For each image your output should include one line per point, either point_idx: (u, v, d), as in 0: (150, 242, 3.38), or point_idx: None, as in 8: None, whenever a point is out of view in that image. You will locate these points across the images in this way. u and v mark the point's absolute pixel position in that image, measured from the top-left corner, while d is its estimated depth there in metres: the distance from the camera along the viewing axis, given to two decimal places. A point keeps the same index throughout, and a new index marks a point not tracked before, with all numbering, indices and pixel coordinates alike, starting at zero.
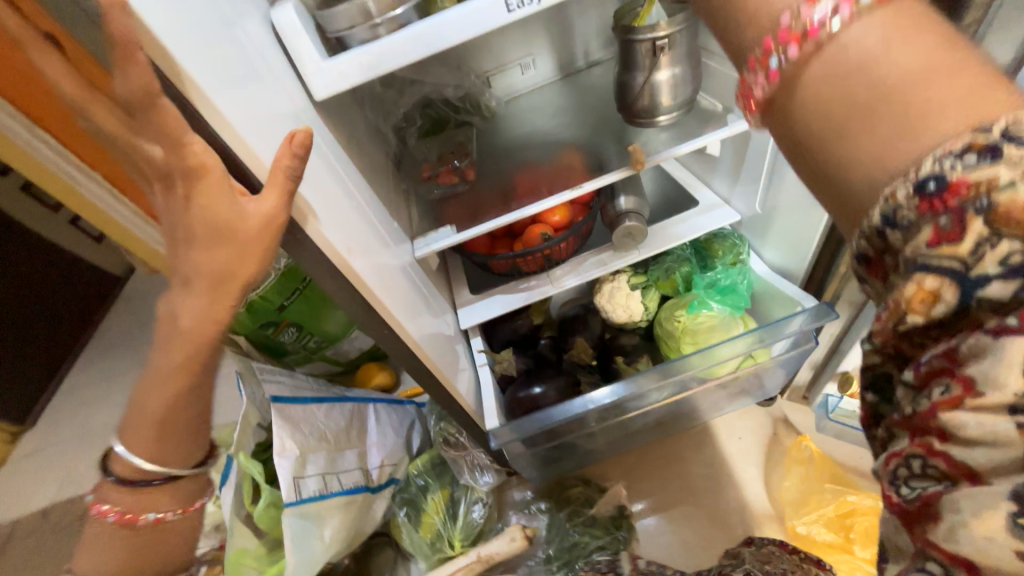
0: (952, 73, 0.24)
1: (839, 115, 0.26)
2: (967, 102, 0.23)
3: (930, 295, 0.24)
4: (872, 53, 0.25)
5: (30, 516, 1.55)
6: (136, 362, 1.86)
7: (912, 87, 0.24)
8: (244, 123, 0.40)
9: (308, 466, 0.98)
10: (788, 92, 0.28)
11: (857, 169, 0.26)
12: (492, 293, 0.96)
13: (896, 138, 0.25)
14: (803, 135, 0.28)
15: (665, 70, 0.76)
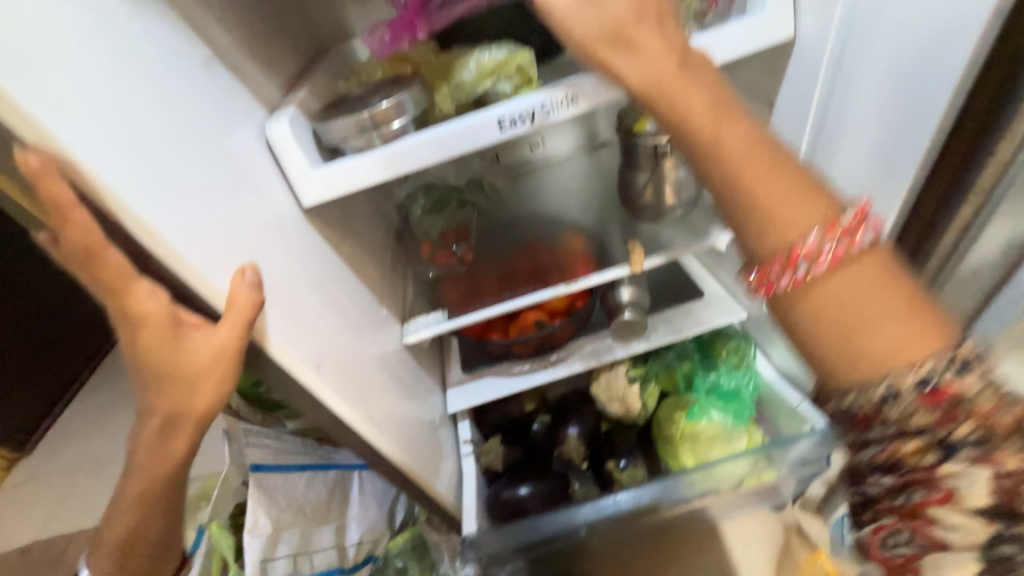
0: (916, 309, 0.34)
1: (850, 324, 0.34)
2: (928, 335, 0.34)
3: (920, 448, 0.37)
4: (869, 284, 0.34)
5: (7, 553, 1.54)
6: None
7: (898, 316, 0.34)
8: (211, 254, 0.39)
9: (280, 546, 0.93)
10: (810, 296, 0.35)
11: (861, 369, 0.35)
12: (484, 373, 0.93)
13: (890, 348, 0.34)
14: (820, 331, 0.35)
15: (668, 171, 0.75)
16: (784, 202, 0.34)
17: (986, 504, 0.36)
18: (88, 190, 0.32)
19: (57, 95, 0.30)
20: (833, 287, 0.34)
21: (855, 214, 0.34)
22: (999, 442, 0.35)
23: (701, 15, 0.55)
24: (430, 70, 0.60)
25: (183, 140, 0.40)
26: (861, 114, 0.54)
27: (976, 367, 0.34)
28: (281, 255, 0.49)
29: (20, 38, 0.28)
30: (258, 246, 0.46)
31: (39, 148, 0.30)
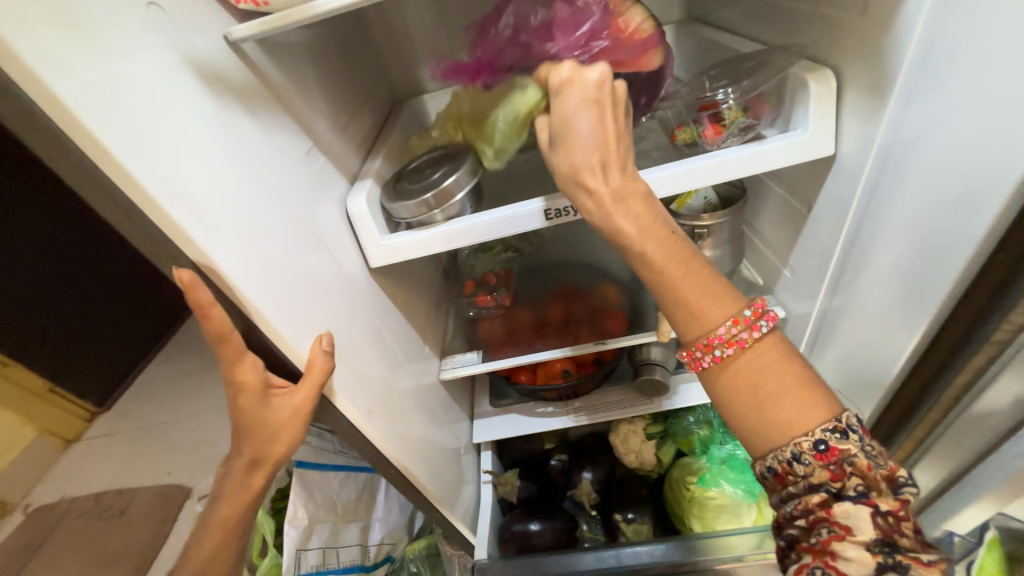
0: (807, 387, 0.45)
1: (758, 395, 0.45)
2: (820, 407, 0.44)
3: (820, 483, 0.44)
4: (771, 366, 0.46)
5: (80, 499, 1.77)
6: (202, 370, 2.10)
7: (793, 390, 0.45)
8: (297, 327, 0.48)
9: (313, 537, 1.01)
10: (725, 369, 0.46)
11: (773, 432, 0.45)
12: (511, 408, 1.00)
13: (789, 414, 0.44)
14: (737, 399, 0.46)
15: (706, 251, 0.78)
16: (705, 301, 0.46)
17: (879, 564, 0.40)
18: (225, 290, 0.41)
19: (202, 218, 0.39)
20: (741, 363, 0.46)
21: (753, 309, 0.45)
22: (887, 501, 0.42)
23: (746, 129, 0.59)
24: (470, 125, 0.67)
25: (284, 228, 0.49)
26: (889, 245, 0.55)
27: (860, 434, 0.44)
28: (348, 314, 0.59)
29: (179, 178, 0.38)
30: (331, 311, 0.55)
31: (196, 263, 0.39)
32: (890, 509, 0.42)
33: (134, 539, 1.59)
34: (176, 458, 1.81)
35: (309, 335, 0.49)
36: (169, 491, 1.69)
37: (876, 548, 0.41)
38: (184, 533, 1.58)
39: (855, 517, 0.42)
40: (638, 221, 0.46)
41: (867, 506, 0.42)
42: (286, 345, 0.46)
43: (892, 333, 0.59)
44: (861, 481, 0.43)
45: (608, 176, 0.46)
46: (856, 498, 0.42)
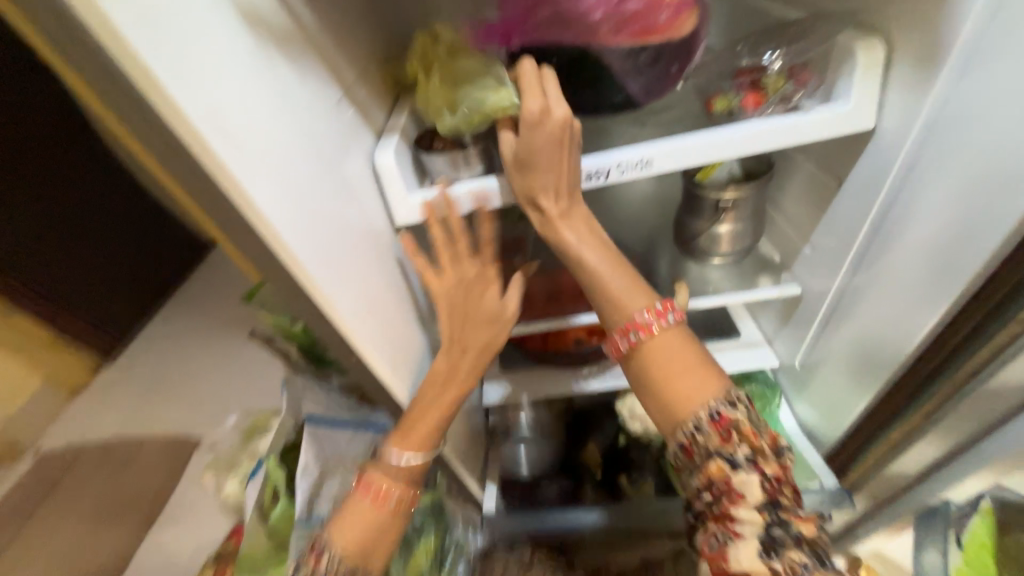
0: (708, 366, 0.53)
1: (668, 373, 0.52)
2: (715, 380, 0.52)
3: (723, 457, 0.50)
4: (676, 349, 0.53)
5: (88, 445, 1.82)
6: (206, 327, 2.12)
7: (695, 368, 0.52)
8: (326, 271, 0.50)
9: (324, 487, 1.07)
10: (642, 353, 0.53)
11: (683, 402, 0.51)
12: (519, 372, 1.01)
13: (688, 390, 0.51)
14: (653, 376, 0.53)
15: (726, 224, 0.78)
16: (627, 295, 0.55)
17: (765, 520, 0.48)
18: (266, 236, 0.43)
19: (244, 156, 0.41)
20: (652, 348, 0.53)
21: (662, 303, 0.53)
22: (768, 463, 0.50)
23: (786, 98, 0.58)
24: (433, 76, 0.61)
25: (314, 173, 0.50)
26: (914, 233, 0.57)
27: (743, 405, 0.51)
28: (373, 265, 0.60)
29: (226, 119, 0.39)
30: (358, 261, 0.57)
31: (239, 204, 0.40)
32: (771, 472, 0.50)
33: (144, 485, 1.64)
34: (182, 410, 1.83)
35: (336, 281, 0.52)
36: (176, 442, 1.73)
37: (763, 511, 0.48)
38: (193, 480, 1.62)
39: (746, 487, 0.49)
40: (580, 234, 0.57)
41: (754, 471, 0.49)
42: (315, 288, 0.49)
43: (911, 311, 0.61)
44: (749, 450, 0.50)
45: (558, 198, 0.57)
46: (746, 468, 0.49)
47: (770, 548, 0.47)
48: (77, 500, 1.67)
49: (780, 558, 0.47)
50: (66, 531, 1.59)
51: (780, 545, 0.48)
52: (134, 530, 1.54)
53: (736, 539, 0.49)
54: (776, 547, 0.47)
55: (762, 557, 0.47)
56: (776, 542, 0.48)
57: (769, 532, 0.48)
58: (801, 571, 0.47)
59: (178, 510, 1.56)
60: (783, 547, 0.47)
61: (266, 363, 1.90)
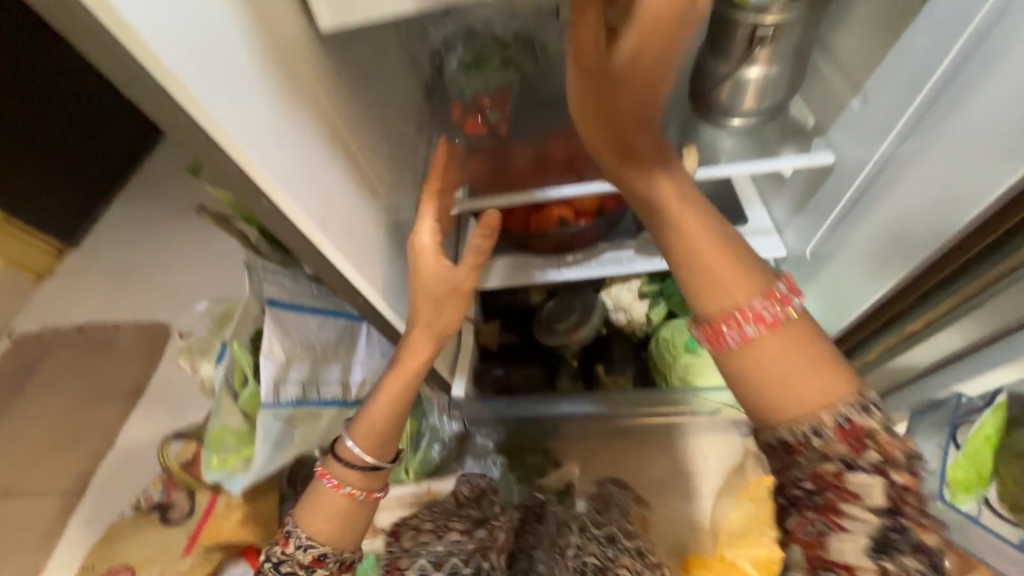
0: (830, 364, 0.40)
1: (775, 365, 0.40)
2: (839, 378, 0.40)
3: (843, 455, 0.38)
4: (795, 341, 0.41)
5: (62, 329, 1.77)
6: (171, 213, 1.97)
7: (813, 361, 0.40)
8: (215, 88, 0.45)
9: (291, 372, 1.01)
10: (747, 347, 0.41)
11: (790, 400, 0.40)
12: (499, 259, 0.91)
13: (799, 395, 0.40)
14: (757, 369, 0.41)
15: (758, 66, 0.61)
16: (720, 265, 0.43)
17: (886, 529, 0.37)
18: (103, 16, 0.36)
19: None
20: (761, 342, 0.41)
21: (785, 286, 0.41)
22: (904, 474, 0.38)
23: None
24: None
25: None
26: (996, 86, 0.47)
27: (881, 408, 0.39)
28: (284, 96, 0.53)
29: None
30: (262, 90, 0.51)
31: None
32: (904, 482, 0.38)
33: (124, 366, 1.63)
34: (154, 297, 1.77)
35: (228, 102, 0.46)
36: (151, 327, 1.69)
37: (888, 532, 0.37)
38: (172, 364, 1.60)
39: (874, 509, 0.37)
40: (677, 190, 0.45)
41: (882, 478, 0.38)
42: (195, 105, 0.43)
43: (971, 183, 0.52)
44: (876, 461, 0.38)
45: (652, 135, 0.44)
46: (868, 479, 0.38)
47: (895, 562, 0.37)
48: (60, 380, 1.67)
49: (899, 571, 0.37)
50: (53, 406, 1.61)
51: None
52: (119, 407, 1.56)
53: (832, 538, 0.39)
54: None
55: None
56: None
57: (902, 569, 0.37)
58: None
59: (160, 391, 1.56)
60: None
61: (238, 252, 1.79)
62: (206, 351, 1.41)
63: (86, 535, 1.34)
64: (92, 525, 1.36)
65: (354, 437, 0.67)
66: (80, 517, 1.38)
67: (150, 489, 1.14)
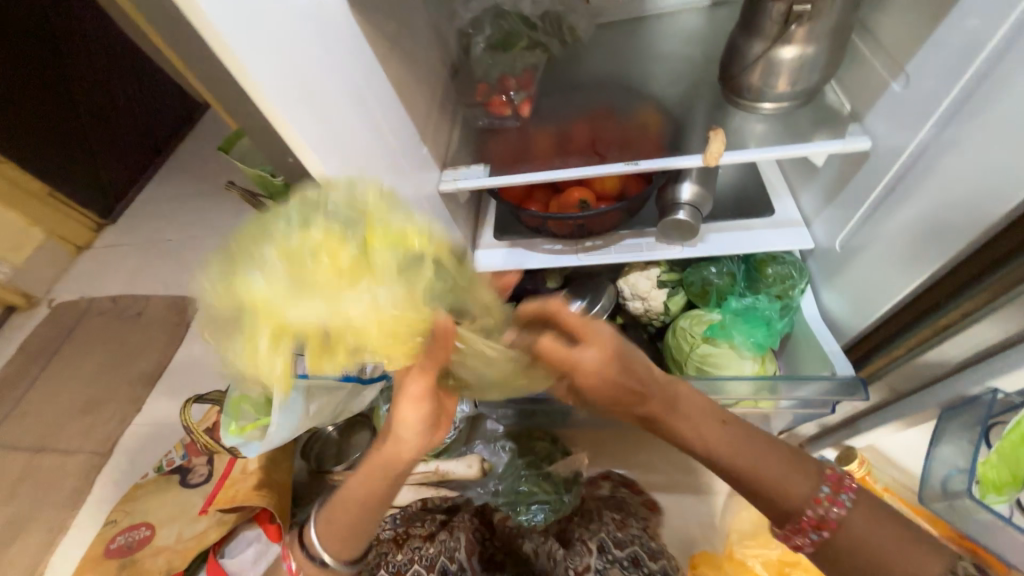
0: (791, 467, 0.59)
1: (753, 466, 0.58)
2: (795, 474, 0.58)
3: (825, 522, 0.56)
4: (756, 463, 0.58)
5: (96, 299, 1.86)
6: (200, 193, 2.04)
7: (776, 460, 0.59)
8: (256, 46, 0.45)
9: None
10: (743, 468, 0.58)
11: (770, 482, 0.58)
12: (515, 243, 0.91)
13: (790, 497, 0.58)
14: (750, 473, 0.58)
15: (795, 47, 0.60)
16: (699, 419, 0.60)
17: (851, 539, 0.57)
18: None
19: None
20: (751, 469, 0.58)
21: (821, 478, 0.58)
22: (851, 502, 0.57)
23: None
24: (339, 242, 0.49)
25: None
26: None
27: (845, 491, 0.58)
28: (320, 56, 0.52)
29: None
30: (303, 51, 0.50)
31: None
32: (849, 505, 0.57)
33: (152, 337, 1.70)
34: (182, 272, 1.83)
35: (266, 58, 0.46)
36: (179, 300, 1.76)
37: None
38: (197, 337, 1.66)
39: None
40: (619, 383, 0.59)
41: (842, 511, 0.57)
42: (232, 60, 0.44)
43: (1008, 174, 0.50)
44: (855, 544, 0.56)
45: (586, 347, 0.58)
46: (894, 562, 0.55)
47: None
48: (90, 349, 1.75)
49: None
50: (84, 372, 1.69)
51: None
52: (146, 376, 1.62)
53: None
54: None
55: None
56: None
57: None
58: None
59: (186, 362, 1.62)
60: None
61: None
62: None
63: (109, 495, 1.40)
64: (116, 486, 1.42)
65: (319, 532, 0.73)
66: (105, 478, 1.44)
67: (172, 454, 1.22)
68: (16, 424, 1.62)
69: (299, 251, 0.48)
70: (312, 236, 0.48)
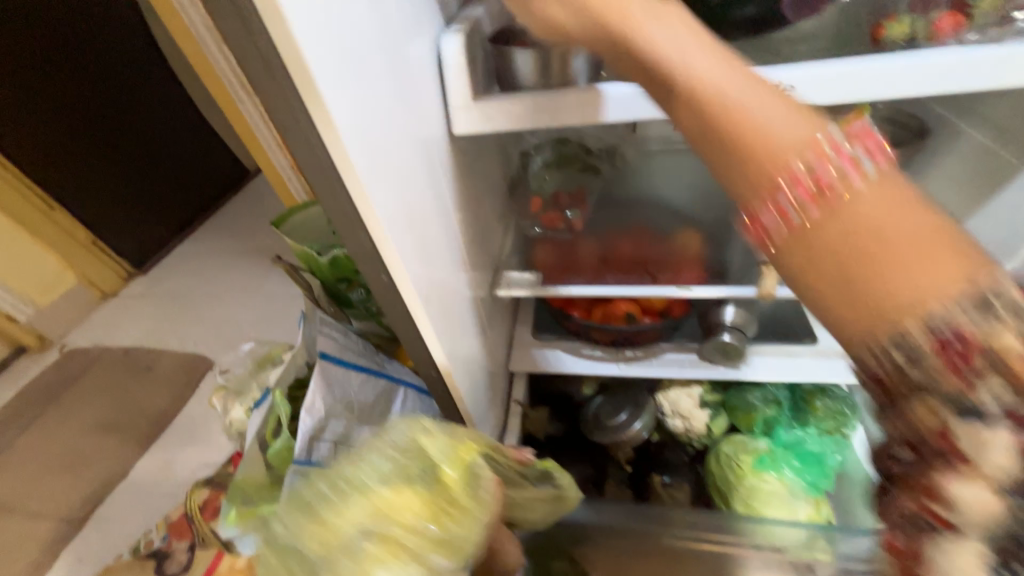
0: (938, 252, 0.26)
1: (840, 228, 0.28)
2: (941, 263, 0.26)
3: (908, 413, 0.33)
4: (870, 223, 0.28)
5: (109, 349, 1.84)
6: (233, 253, 2.09)
7: (893, 222, 0.27)
8: (380, 184, 0.41)
9: (325, 429, 0.99)
10: (824, 201, 0.28)
11: (882, 283, 0.27)
12: (555, 344, 0.91)
13: (901, 299, 0.26)
14: (822, 227, 0.29)
15: None
16: (767, 129, 0.30)
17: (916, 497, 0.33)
18: (310, 105, 0.34)
19: None
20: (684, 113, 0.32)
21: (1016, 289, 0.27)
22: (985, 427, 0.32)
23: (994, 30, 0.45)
24: (425, 491, 0.54)
25: (372, 39, 0.39)
26: None
27: None
28: (424, 183, 0.50)
29: None
30: (411, 183, 0.47)
31: (286, 60, 0.32)
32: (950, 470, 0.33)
33: (156, 394, 1.65)
34: (201, 330, 1.83)
35: (387, 191, 0.42)
36: (191, 359, 1.73)
37: (999, 391, 0.27)
38: (202, 399, 1.61)
39: (982, 324, 0.26)
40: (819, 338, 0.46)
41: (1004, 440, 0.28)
42: (362, 199, 0.40)
43: None
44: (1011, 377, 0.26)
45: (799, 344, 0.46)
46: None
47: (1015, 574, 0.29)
48: (89, 401, 1.69)
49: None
50: (77, 426, 1.61)
51: (903, 452, 0.30)
52: (140, 436, 1.54)
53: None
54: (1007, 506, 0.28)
55: (990, 514, 0.28)
56: (918, 425, 0.28)
57: (1000, 489, 0.27)
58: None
59: (185, 425, 1.55)
60: (917, 420, 0.29)
61: (289, 297, 1.86)
62: (240, 393, 1.40)
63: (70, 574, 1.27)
64: (80, 563, 1.29)
65: None
66: (73, 551, 1.33)
67: (153, 535, 1.12)
68: None
69: (410, 529, 0.52)
70: (396, 503, 0.53)
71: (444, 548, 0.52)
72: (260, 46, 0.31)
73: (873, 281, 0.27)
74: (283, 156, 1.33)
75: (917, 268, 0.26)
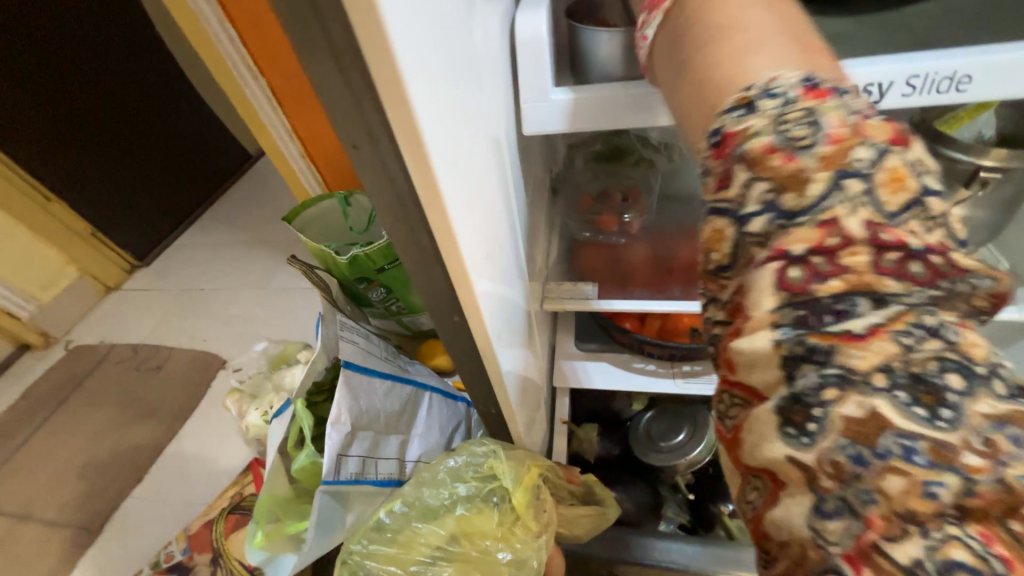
0: (766, 46, 0.34)
1: (700, 17, 0.36)
2: (770, 58, 0.33)
3: (721, 238, 0.33)
4: (721, 19, 0.35)
5: (116, 347, 1.77)
6: (239, 245, 1.99)
7: (743, 28, 0.35)
8: (467, 212, 0.34)
9: (354, 445, 0.92)
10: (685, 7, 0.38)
11: (717, 67, 0.34)
12: (602, 355, 0.83)
13: (727, 92, 0.34)
14: (686, 26, 0.37)
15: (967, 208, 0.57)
16: None
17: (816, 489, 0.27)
18: (398, 126, 0.26)
19: None
20: None
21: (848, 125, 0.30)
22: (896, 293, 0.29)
23: None
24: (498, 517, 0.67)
25: (459, 28, 0.31)
26: None
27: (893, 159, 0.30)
28: (499, 199, 0.42)
29: None
30: (487, 198, 0.38)
31: (377, 66, 0.23)
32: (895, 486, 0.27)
33: (167, 396, 1.59)
34: (211, 327, 1.75)
35: (473, 220, 0.35)
36: (202, 357, 1.66)
37: (769, 204, 0.30)
38: (216, 400, 1.55)
39: (739, 121, 0.32)
40: None
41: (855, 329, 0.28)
42: (446, 235, 0.32)
43: None
44: (773, 176, 0.30)
45: None
46: (812, 252, 0.29)
47: (813, 446, 0.27)
48: (97, 402, 1.62)
49: (855, 414, 0.26)
50: (87, 428, 1.56)
51: (722, 318, 0.33)
52: (152, 440, 1.49)
53: (779, 494, 0.29)
54: (785, 347, 0.28)
55: (772, 365, 0.29)
56: (709, 271, 0.34)
57: (781, 329, 0.29)
58: (873, 515, 0.26)
59: (199, 429, 1.50)
60: (707, 253, 0.34)
61: (301, 292, 1.78)
62: (256, 397, 1.34)
63: None
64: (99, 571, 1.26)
65: None
66: (92, 561, 1.30)
67: (173, 547, 1.08)
68: (6, 480, 1.49)
69: (477, 534, 0.66)
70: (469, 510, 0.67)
71: (515, 565, 0.65)
72: (334, 47, 0.24)
73: (687, 80, 0.36)
74: (294, 145, 1.23)
75: (721, 61, 0.34)
